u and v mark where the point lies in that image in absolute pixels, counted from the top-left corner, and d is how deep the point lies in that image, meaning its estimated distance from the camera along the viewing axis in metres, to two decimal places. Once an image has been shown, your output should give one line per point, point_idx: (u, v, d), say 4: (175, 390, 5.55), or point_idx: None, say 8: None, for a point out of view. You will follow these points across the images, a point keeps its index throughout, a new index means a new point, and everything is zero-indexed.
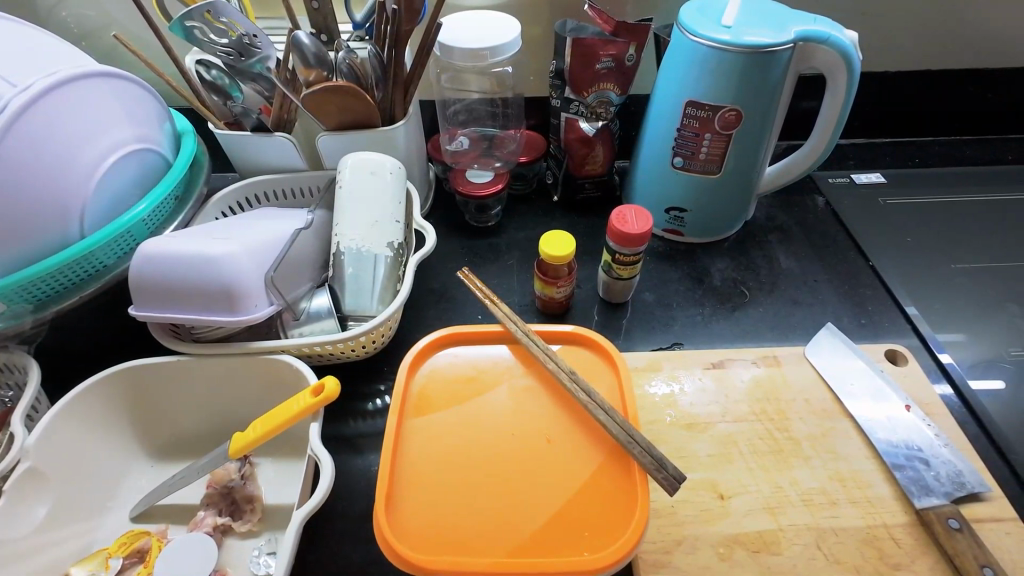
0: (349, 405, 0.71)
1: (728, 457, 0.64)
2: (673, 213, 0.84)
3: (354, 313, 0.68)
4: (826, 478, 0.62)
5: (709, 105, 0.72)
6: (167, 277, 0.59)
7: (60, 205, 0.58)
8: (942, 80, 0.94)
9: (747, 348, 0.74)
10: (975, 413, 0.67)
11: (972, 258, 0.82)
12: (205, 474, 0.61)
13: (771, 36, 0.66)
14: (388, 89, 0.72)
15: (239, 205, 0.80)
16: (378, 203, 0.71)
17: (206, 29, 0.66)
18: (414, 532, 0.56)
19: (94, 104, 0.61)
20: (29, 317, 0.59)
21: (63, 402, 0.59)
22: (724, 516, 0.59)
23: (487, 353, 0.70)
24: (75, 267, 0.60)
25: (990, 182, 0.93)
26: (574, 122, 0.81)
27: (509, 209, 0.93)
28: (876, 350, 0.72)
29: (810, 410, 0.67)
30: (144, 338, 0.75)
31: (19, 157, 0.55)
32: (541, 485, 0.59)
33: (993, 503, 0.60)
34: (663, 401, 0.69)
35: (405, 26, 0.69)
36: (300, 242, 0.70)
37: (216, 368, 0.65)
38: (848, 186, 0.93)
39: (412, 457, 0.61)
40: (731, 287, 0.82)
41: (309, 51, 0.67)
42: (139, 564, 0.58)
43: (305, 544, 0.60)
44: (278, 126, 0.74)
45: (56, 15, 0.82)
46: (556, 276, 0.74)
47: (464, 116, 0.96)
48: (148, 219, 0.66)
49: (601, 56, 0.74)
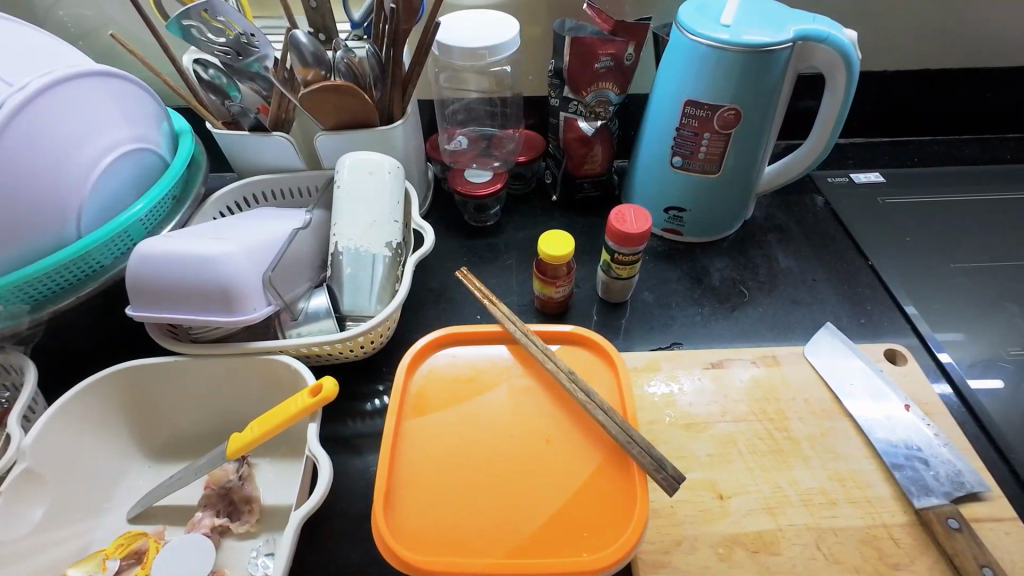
0: (348, 405, 0.68)
1: (727, 456, 0.62)
2: (672, 212, 0.80)
3: (352, 314, 0.65)
4: (826, 478, 0.60)
5: (708, 104, 0.69)
6: (161, 278, 0.57)
7: (58, 206, 0.56)
8: (942, 81, 0.91)
9: (747, 347, 0.71)
10: (975, 413, 0.65)
11: (972, 258, 0.79)
12: (201, 475, 0.59)
13: (769, 35, 0.64)
14: (387, 89, 0.69)
15: (237, 206, 0.76)
16: (376, 203, 0.68)
17: (203, 29, 0.64)
18: (413, 533, 0.54)
19: (93, 103, 0.59)
20: (26, 317, 0.56)
21: (60, 402, 0.56)
22: (723, 515, 0.57)
23: (486, 352, 0.67)
24: (71, 267, 0.57)
25: (990, 182, 0.89)
26: (573, 122, 0.78)
27: (508, 209, 0.90)
28: (876, 350, 0.69)
29: (810, 409, 0.65)
30: (145, 339, 0.72)
31: (15, 158, 0.52)
32: (540, 487, 0.57)
33: (993, 503, 0.58)
34: (662, 401, 0.66)
35: (404, 25, 0.66)
36: (298, 240, 0.67)
37: (214, 368, 0.62)
38: (848, 186, 0.90)
39: (410, 458, 0.59)
40: (731, 287, 0.78)
41: (307, 50, 0.64)
42: (137, 565, 0.55)
43: (305, 544, 0.58)
44: (276, 126, 0.71)
45: (53, 14, 0.79)
46: (555, 276, 0.71)
47: (462, 116, 0.91)
48: (144, 220, 0.63)
49: (600, 55, 0.72)
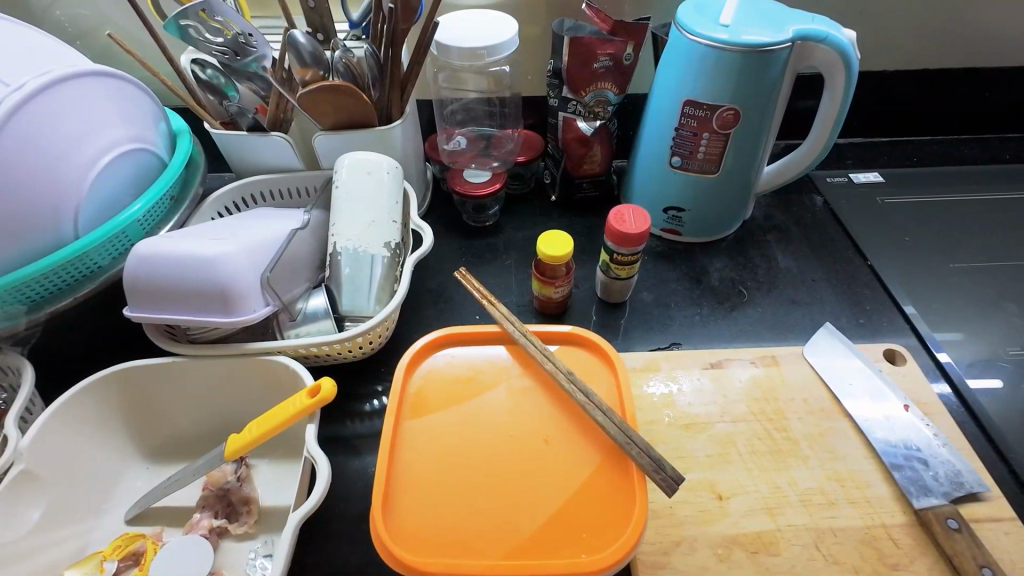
0: (348, 405, 0.65)
1: (726, 456, 0.59)
2: (672, 212, 0.78)
3: (351, 314, 0.62)
4: (825, 478, 0.58)
5: (707, 104, 0.67)
6: (152, 276, 0.55)
7: (56, 206, 0.53)
8: (942, 81, 0.89)
9: (746, 347, 0.68)
10: (974, 412, 0.63)
11: (971, 258, 0.77)
12: (199, 475, 0.56)
13: (768, 35, 0.62)
14: (385, 88, 0.67)
15: (235, 207, 0.73)
16: (375, 204, 0.66)
17: (201, 28, 0.61)
18: (411, 535, 0.52)
19: (91, 103, 0.56)
20: (23, 317, 0.54)
21: (57, 404, 0.54)
22: (722, 516, 0.55)
23: (485, 352, 0.65)
24: (68, 268, 0.55)
25: (990, 182, 0.87)
26: (572, 122, 0.76)
27: (507, 208, 0.87)
28: (875, 350, 0.67)
29: (809, 409, 0.63)
30: (146, 339, 0.69)
31: (11, 159, 0.50)
32: (538, 488, 0.54)
33: (992, 503, 0.56)
34: (662, 401, 0.64)
35: (404, 25, 0.63)
36: (297, 241, 0.64)
37: (213, 368, 0.60)
38: (847, 186, 0.87)
39: (408, 459, 0.56)
40: (730, 287, 0.76)
41: (303, 50, 0.62)
42: (134, 567, 0.53)
43: (304, 545, 0.56)
44: (274, 126, 0.69)
45: (51, 15, 0.76)
46: (553, 276, 0.69)
47: (462, 116, 0.88)
48: (143, 220, 0.60)
49: (599, 55, 0.70)
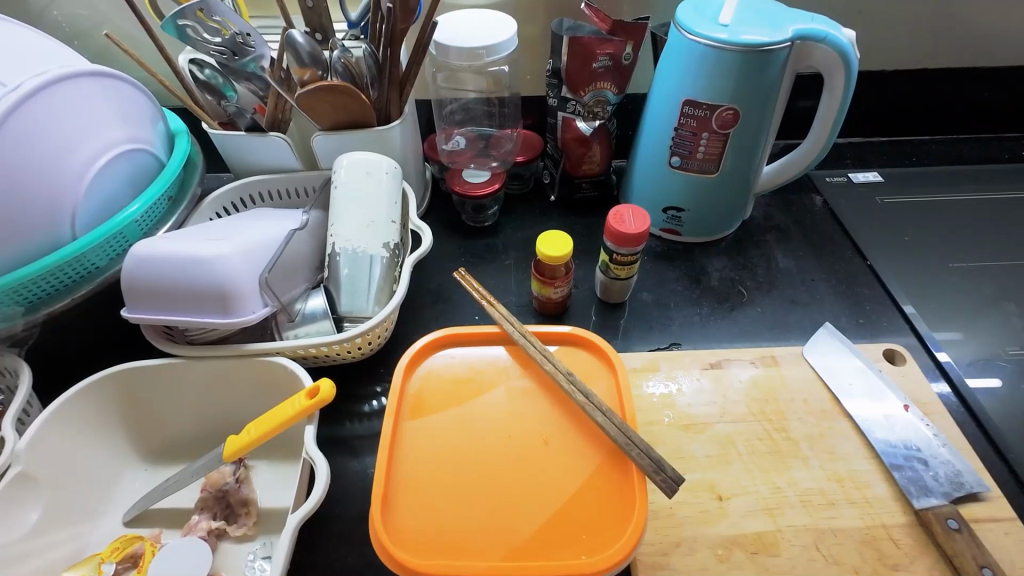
0: (346, 406, 0.62)
1: (726, 457, 0.56)
2: (671, 212, 0.75)
3: (350, 314, 0.59)
4: (825, 479, 0.55)
5: (706, 104, 0.64)
6: (139, 279, 0.52)
7: (52, 211, 0.50)
8: (940, 81, 0.86)
9: (745, 347, 0.66)
10: (974, 414, 0.60)
11: (971, 257, 0.74)
12: (199, 476, 0.53)
13: (765, 34, 0.59)
14: (383, 89, 0.64)
15: (234, 207, 0.69)
16: (371, 205, 0.62)
17: (199, 28, 0.58)
18: (410, 536, 0.49)
19: (90, 103, 0.53)
20: (21, 319, 0.50)
21: (53, 406, 0.51)
22: (722, 517, 0.52)
23: (484, 353, 0.62)
24: (64, 270, 0.52)
25: (990, 181, 0.84)
26: (571, 122, 0.73)
27: (506, 208, 0.85)
28: (874, 349, 0.64)
29: (808, 410, 0.60)
30: (143, 342, 0.66)
31: (7, 161, 0.47)
32: (537, 488, 0.52)
33: (993, 503, 0.53)
34: (661, 401, 0.61)
35: (399, 24, 0.60)
36: (295, 244, 0.61)
37: (212, 369, 0.56)
38: (846, 186, 0.84)
39: (405, 461, 0.53)
40: (729, 286, 0.73)
41: (303, 51, 0.59)
42: (133, 569, 0.50)
43: (302, 547, 0.53)
44: (273, 126, 0.66)
45: (48, 14, 0.74)
46: (553, 275, 0.66)
47: (461, 116, 0.85)
48: (141, 220, 0.57)
49: (598, 55, 0.67)
